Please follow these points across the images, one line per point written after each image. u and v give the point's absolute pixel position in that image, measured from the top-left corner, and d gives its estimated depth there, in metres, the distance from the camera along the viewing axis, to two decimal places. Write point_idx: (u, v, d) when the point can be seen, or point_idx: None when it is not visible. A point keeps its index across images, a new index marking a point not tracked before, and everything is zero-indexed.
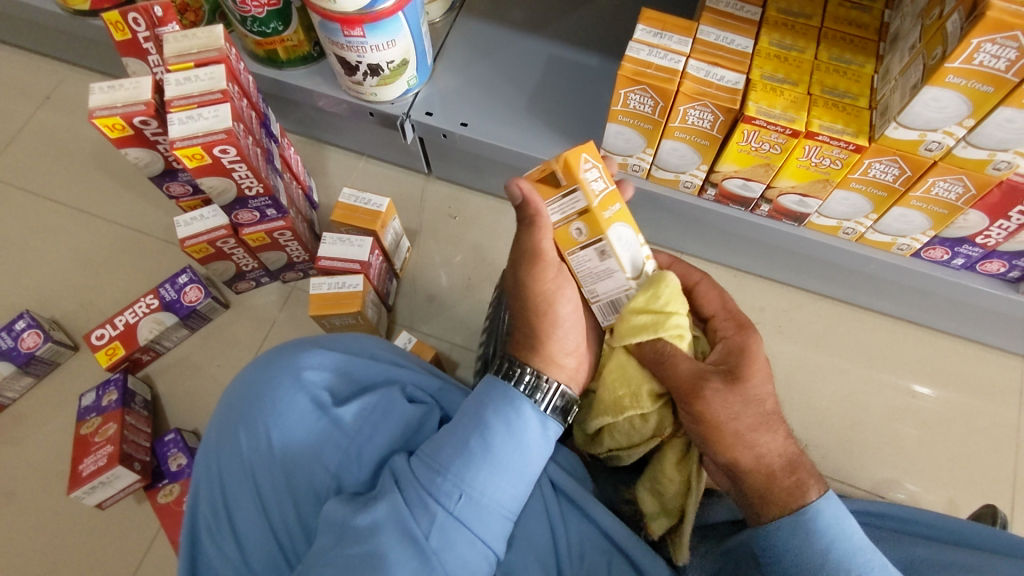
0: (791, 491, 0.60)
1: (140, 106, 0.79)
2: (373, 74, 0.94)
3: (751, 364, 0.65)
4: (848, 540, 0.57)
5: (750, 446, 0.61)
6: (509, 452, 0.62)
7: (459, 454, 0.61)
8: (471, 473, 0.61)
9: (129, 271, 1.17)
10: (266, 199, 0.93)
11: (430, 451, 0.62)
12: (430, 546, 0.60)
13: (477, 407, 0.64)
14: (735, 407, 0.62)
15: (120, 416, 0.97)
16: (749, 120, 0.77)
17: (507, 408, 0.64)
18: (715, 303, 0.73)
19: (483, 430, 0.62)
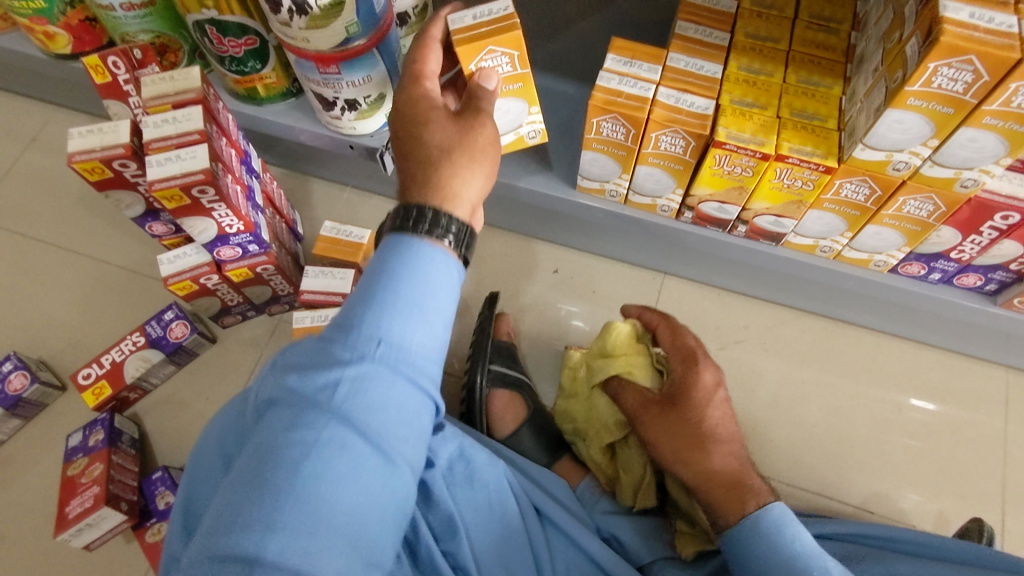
0: (731, 499, 0.71)
1: (118, 149, 0.80)
2: (351, 109, 0.95)
3: (683, 388, 0.80)
4: (789, 546, 0.64)
5: (689, 463, 0.76)
6: (418, 289, 0.54)
7: (365, 294, 0.54)
8: (378, 316, 0.52)
9: (116, 309, 1.17)
10: (247, 235, 0.93)
11: (338, 318, 0.53)
12: (342, 404, 0.49)
13: (379, 260, 0.56)
14: (673, 431, 0.78)
15: (107, 455, 0.97)
16: (720, 145, 0.78)
17: (408, 248, 0.56)
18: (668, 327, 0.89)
19: (385, 276, 0.54)
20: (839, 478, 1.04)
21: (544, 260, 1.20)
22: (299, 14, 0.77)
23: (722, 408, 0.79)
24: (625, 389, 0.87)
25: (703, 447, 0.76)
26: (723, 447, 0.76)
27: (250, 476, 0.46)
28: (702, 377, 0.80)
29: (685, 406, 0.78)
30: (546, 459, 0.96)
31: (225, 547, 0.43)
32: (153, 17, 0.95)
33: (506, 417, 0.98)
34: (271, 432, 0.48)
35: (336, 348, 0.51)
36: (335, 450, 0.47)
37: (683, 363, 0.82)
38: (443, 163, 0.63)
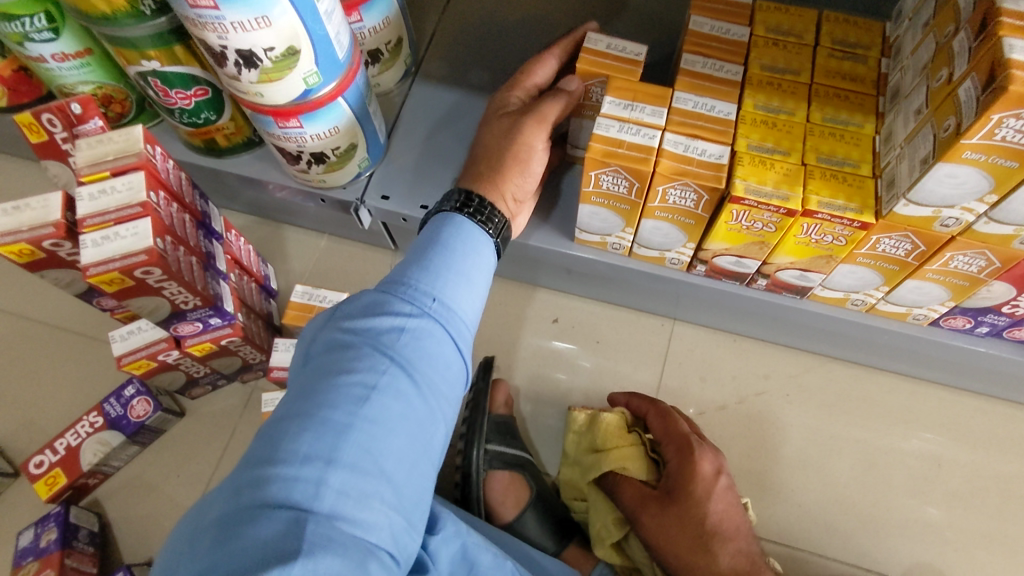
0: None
1: (48, 229, 0.71)
2: (318, 162, 0.85)
3: (683, 488, 0.73)
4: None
5: (695, 567, 0.71)
6: (467, 262, 0.61)
7: (420, 262, 0.60)
8: (437, 279, 0.58)
9: (75, 381, 1.07)
10: (207, 309, 0.84)
11: (393, 275, 0.59)
12: (401, 349, 0.54)
13: (432, 232, 0.63)
14: (675, 532, 0.72)
15: (58, 561, 0.87)
16: (738, 200, 0.68)
17: (460, 224, 0.64)
18: (658, 423, 0.80)
19: (442, 248, 0.61)
20: (875, 547, 0.94)
21: (541, 309, 1.10)
22: (248, 67, 0.66)
23: (725, 498, 0.73)
24: (621, 486, 0.79)
25: (709, 547, 0.71)
26: (730, 546, 0.71)
27: (307, 390, 0.51)
28: (701, 468, 0.73)
29: (684, 502, 0.73)
30: (554, 546, 0.86)
31: (278, 469, 0.46)
32: (93, 67, 0.84)
33: (507, 499, 0.87)
34: (325, 369, 0.52)
35: (391, 297, 0.57)
36: (383, 414, 0.50)
37: (679, 452, 0.76)
38: (515, 158, 0.71)
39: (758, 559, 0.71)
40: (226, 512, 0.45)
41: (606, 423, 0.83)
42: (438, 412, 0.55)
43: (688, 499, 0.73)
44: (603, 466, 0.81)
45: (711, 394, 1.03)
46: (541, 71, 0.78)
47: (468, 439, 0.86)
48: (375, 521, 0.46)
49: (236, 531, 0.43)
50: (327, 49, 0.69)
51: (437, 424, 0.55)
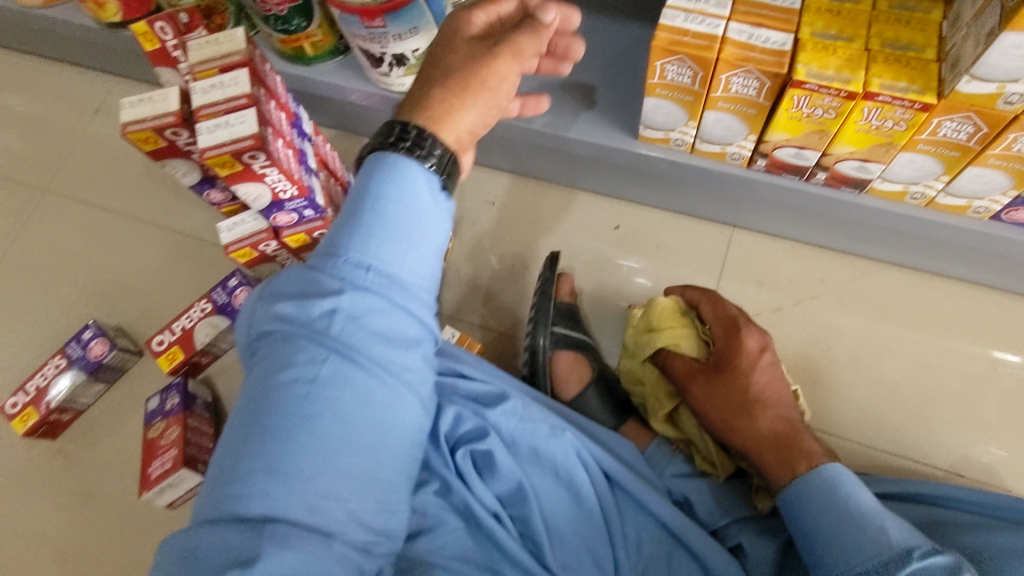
0: (781, 463, 0.75)
1: (169, 118, 0.80)
2: (399, 65, 0.91)
3: (731, 363, 0.84)
4: (843, 504, 0.68)
5: (738, 429, 0.80)
6: (399, 212, 0.57)
7: (347, 228, 0.56)
8: (370, 245, 0.55)
9: (184, 275, 1.19)
10: (302, 200, 0.92)
11: (325, 246, 0.57)
12: (338, 335, 0.53)
13: (361, 184, 0.58)
14: (720, 397, 0.82)
15: (182, 419, 1.01)
16: (799, 85, 0.70)
17: (383, 167, 0.58)
18: (712, 312, 0.91)
19: (374, 203, 0.56)
20: (921, 440, 0.97)
21: (603, 216, 1.15)
22: None
23: (768, 372, 0.84)
24: (672, 360, 0.90)
25: (751, 411, 0.80)
26: (770, 412, 0.80)
27: (256, 392, 0.53)
28: (747, 345, 0.85)
29: (731, 371, 0.84)
30: (614, 421, 0.94)
31: (241, 476, 0.50)
32: None
33: (571, 379, 0.95)
34: (270, 365, 0.54)
35: (318, 276, 0.55)
36: (335, 400, 0.52)
37: (727, 331, 0.87)
38: (480, 81, 0.61)
39: (797, 425, 0.79)
40: (200, 520, 0.50)
41: (661, 307, 0.94)
42: (403, 386, 0.56)
43: (736, 371, 0.83)
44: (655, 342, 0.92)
45: (767, 296, 1.07)
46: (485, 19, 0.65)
47: (536, 323, 0.94)
48: (334, 514, 0.50)
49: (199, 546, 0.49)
50: None
51: (398, 392, 0.56)
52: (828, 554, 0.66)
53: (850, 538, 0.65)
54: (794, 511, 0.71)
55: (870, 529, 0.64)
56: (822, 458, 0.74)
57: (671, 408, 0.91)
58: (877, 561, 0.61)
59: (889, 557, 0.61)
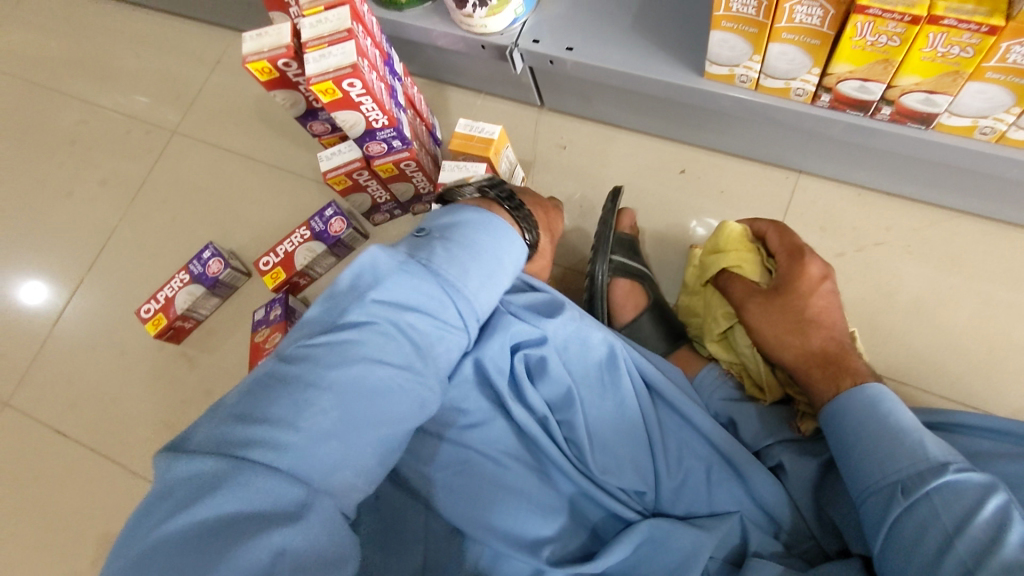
0: (827, 382, 0.77)
1: (282, 50, 0.92)
2: (482, 5, 0.99)
3: (790, 286, 0.85)
4: (885, 418, 0.69)
5: (789, 346, 0.82)
6: (500, 272, 0.70)
7: (464, 267, 0.65)
8: (473, 289, 0.66)
9: (286, 208, 1.33)
10: (392, 131, 1.02)
11: (442, 273, 0.64)
12: (435, 349, 0.62)
13: (480, 238, 0.69)
14: (776, 315, 0.84)
15: (284, 327, 1.14)
16: (862, 11, 0.72)
17: (500, 235, 0.71)
18: (779, 241, 0.91)
19: (491, 257, 0.68)
20: (983, 389, 0.97)
21: (670, 162, 1.19)
22: None
23: (828, 296, 0.84)
24: (733, 281, 0.92)
25: (806, 331, 0.82)
26: (822, 334, 0.82)
27: (353, 378, 0.55)
28: (809, 270, 0.85)
29: (791, 292, 0.84)
30: (665, 348, 0.99)
31: (317, 453, 0.51)
32: None
33: (627, 306, 1.01)
34: (369, 354, 0.56)
35: (446, 299, 0.63)
36: (402, 395, 0.58)
37: (790, 256, 0.88)
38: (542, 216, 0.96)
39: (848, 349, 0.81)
40: (256, 491, 0.48)
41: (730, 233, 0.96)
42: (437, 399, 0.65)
43: (796, 293, 0.84)
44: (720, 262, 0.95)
45: (832, 242, 1.08)
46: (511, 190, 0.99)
47: (596, 250, 1.00)
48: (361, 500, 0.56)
49: (266, 519, 0.47)
50: None
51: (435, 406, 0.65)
52: (865, 462, 0.68)
53: (888, 448, 0.67)
54: (835, 425, 0.73)
55: (909, 442, 0.66)
56: (868, 377, 0.76)
57: (726, 326, 0.94)
58: (913, 470, 0.64)
59: (926, 468, 0.63)
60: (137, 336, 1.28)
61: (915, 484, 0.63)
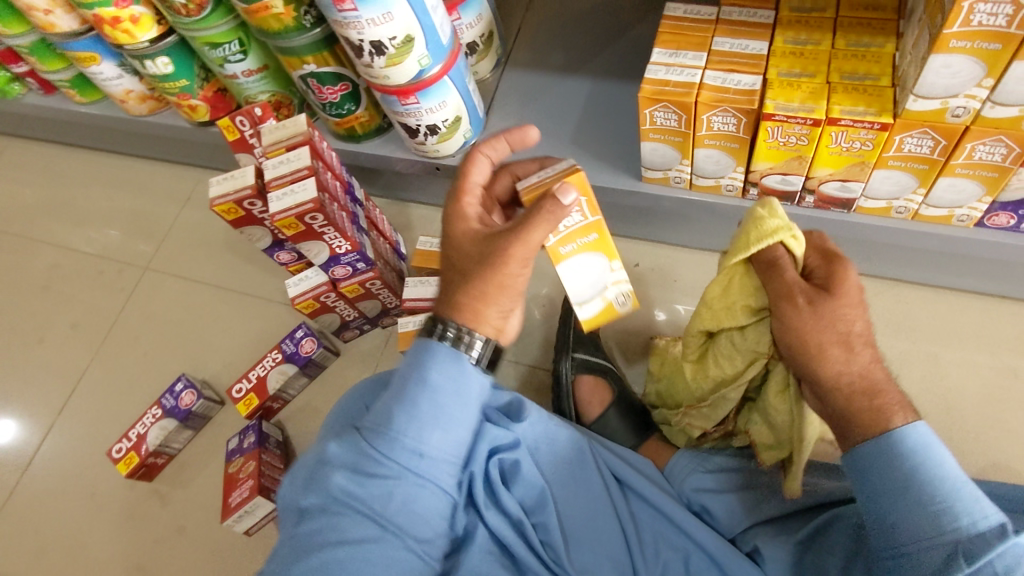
0: (872, 414, 0.66)
1: (246, 191, 0.98)
2: (432, 133, 1.07)
3: (843, 291, 0.68)
4: (934, 468, 0.62)
5: (833, 361, 0.67)
6: (444, 399, 0.65)
7: (397, 408, 0.64)
8: (412, 429, 0.63)
9: (258, 333, 1.35)
10: (355, 254, 1.07)
11: (375, 420, 0.64)
12: (390, 514, 0.62)
13: (415, 366, 0.66)
14: (826, 321, 0.67)
15: (257, 453, 1.13)
16: (769, 118, 0.81)
17: (430, 356, 0.66)
18: (814, 241, 0.75)
19: (425, 386, 0.65)
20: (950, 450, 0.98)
21: (625, 256, 1.24)
22: (378, 55, 0.91)
23: (869, 309, 0.70)
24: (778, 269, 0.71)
25: (852, 347, 0.68)
26: (870, 353, 0.68)
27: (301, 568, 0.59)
28: (852, 277, 0.69)
29: (843, 300, 0.68)
30: (635, 440, 1.00)
31: None
32: (268, 79, 1.13)
33: (594, 401, 1.04)
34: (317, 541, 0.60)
35: (380, 459, 0.63)
36: (366, 561, 0.60)
37: (831, 258, 0.71)
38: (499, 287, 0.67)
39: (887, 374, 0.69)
40: None
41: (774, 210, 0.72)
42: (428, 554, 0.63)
43: (850, 299, 0.68)
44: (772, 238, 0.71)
45: None
46: (502, 189, 0.77)
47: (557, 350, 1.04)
48: None
49: None
50: (434, 37, 0.93)
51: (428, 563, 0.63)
52: (918, 515, 0.61)
53: (943, 503, 0.61)
54: (875, 465, 0.65)
55: (966, 500, 0.61)
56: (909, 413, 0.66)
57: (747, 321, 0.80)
58: (974, 530, 0.59)
59: (991, 532, 0.59)
60: (108, 477, 1.26)
61: (979, 547, 0.58)
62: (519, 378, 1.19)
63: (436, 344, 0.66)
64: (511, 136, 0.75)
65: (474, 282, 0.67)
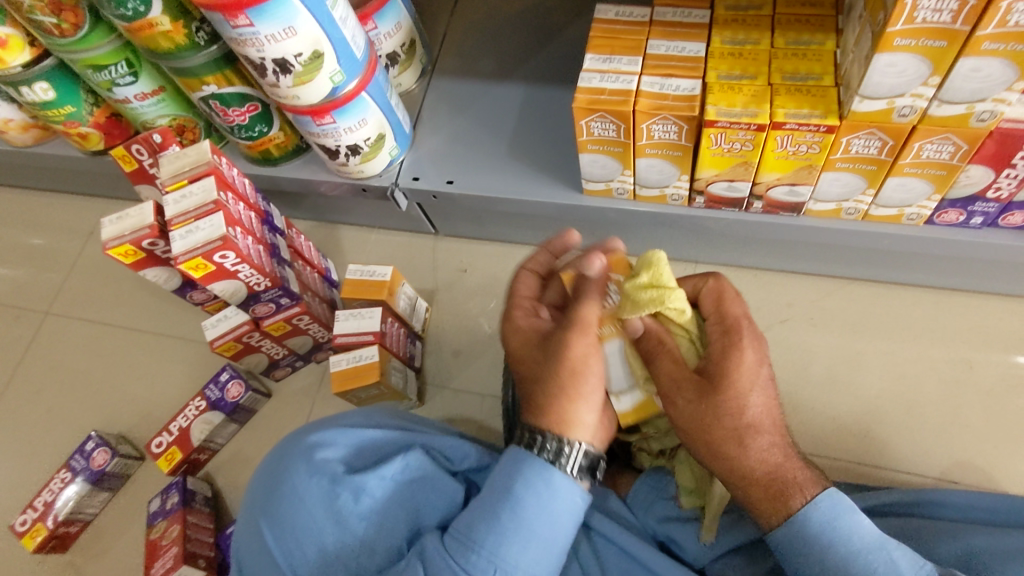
0: (770, 500, 0.63)
1: (145, 230, 0.88)
2: (354, 154, 0.98)
3: (731, 378, 0.63)
4: (845, 543, 0.59)
5: (725, 458, 0.64)
6: (538, 521, 0.63)
7: (486, 522, 0.63)
8: (500, 546, 0.62)
9: (180, 377, 1.23)
10: (276, 290, 0.98)
11: (461, 529, 0.64)
12: None
13: (505, 478, 0.65)
14: (713, 416, 0.63)
15: (182, 516, 1.02)
16: (712, 124, 0.76)
17: (523, 469, 0.64)
18: (709, 300, 0.69)
19: (512, 500, 0.63)
20: (912, 451, 0.96)
21: None
22: (283, 73, 0.82)
23: (768, 391, 0.64)
24: (660, 348, 0.67)
25: (744, 440, 0.63)
26: (767, 438, 0.63)
27: None
28: (746, 357, 0.63)
29: (725, 392, 0.63)
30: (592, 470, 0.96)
31: None
32: (166, 102, 1.02)
33: None
34: None
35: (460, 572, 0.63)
36: None
37: (722, 336, 0.65)
38: (571, 374, 0.65)
39: (789, 451, 0.65)
40: None
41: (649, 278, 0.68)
42: None
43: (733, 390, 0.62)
44: (654, 309, 0.66)
45: None
46: (553, 292, 0.77)
47: (507, 377, 0.96)
48: None
49: None
50: (346, 50, 0.84)
51: None
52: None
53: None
54: (786, 550, 0.62)
55: (881, 570, 0.58)
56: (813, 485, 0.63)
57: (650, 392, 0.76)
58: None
59: None
60: (13, 553, 1.12)
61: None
62: (468, 407, 1.11)
63: (533, 456, 0.64)
64: (550, 246, 0.81)
65: (550, 385, 0.65)
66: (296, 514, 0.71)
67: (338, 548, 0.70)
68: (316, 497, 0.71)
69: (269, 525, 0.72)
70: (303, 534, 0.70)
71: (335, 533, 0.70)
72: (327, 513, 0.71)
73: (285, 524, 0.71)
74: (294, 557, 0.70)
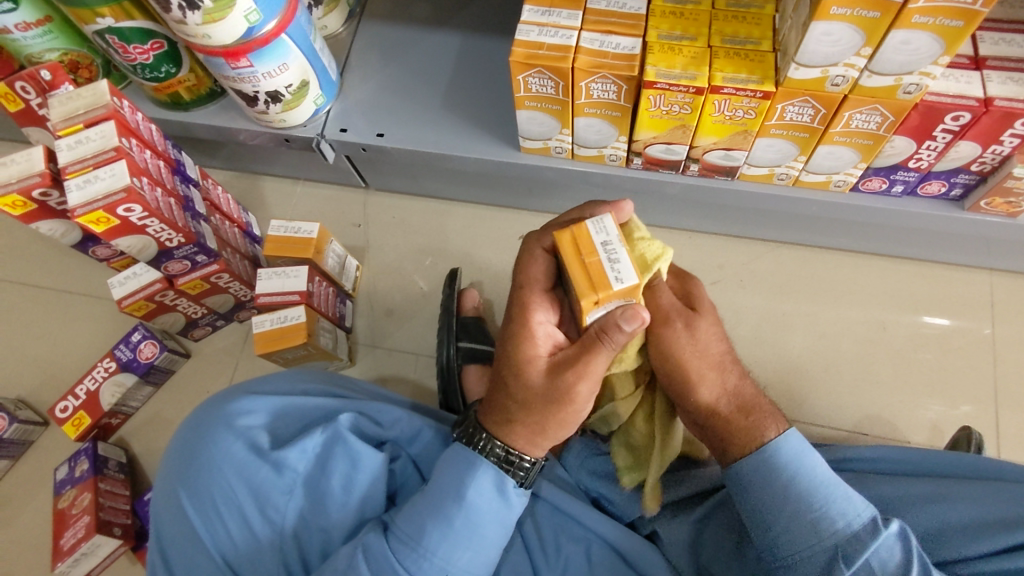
0: (746, 431, 0.63)
1: (35, 178, 0.79)
2: (275, 101, 0.91)
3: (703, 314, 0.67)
4: (809, 475, 0.59)
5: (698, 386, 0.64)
6: (486, 524, 0.63)
7: (423, 517, 0.63)
8: (445, 548, 0.62)
9: (87, 338, 1.15)
10: (191, 246, 0.90)
11: (402, 528, 0.63)
12: None
13: (454, 481, 0.63)
14: (691, 349, 0.64)
15: (93, 484, 0.96)
16: (651, 85, 0.74)
17: (471, 472, 0.63)
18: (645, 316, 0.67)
19: (463, 506, 0.62)
20: (827, 404, 1.01)
21: (509, 227, 1.15)
22: (191, 9, 0.74)
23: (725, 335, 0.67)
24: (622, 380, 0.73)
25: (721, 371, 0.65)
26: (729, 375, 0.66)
27: None
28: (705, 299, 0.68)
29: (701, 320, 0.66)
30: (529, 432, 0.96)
31: None
32: (55, 34, 0.91)
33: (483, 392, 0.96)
34: None
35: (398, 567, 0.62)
36: None
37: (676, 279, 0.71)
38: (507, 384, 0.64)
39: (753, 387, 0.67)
40: None
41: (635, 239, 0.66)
42: None
43: (709, 320, 0.66)
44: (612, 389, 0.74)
45: None
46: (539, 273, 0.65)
47: (442, 338, 0.94)
48: None
49: None
50: None
51: None
52: (790, 530, 0.58)
53: (818, 510, 0.57)
54: (749, 483, 0.61)
55: (837, 505, 0.57)
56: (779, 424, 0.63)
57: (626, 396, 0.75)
58: (848, 532, 0.56)
59: (861, 527, 0.56)
60: None
61: (855, 549, 0.55)
62: (400, 367, 1.08)
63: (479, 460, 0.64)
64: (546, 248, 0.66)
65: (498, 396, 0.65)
66: (214, 485, 0.68)
67: (256, 523, 0.67)
68: (235, 464, 0.68)
69: (189, 497, 0.68)
70: (222, 508, 0.67)
71: (255, 507, 0.68)
72: (246, 485, 0.68)
73: (205, 495, 0.68)
74: (213, 526, 0.67)
